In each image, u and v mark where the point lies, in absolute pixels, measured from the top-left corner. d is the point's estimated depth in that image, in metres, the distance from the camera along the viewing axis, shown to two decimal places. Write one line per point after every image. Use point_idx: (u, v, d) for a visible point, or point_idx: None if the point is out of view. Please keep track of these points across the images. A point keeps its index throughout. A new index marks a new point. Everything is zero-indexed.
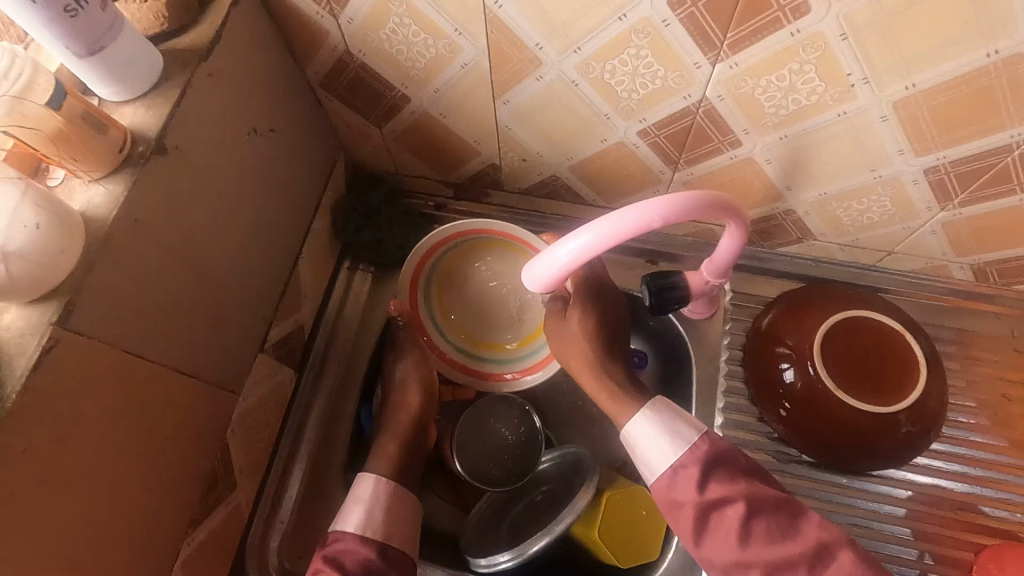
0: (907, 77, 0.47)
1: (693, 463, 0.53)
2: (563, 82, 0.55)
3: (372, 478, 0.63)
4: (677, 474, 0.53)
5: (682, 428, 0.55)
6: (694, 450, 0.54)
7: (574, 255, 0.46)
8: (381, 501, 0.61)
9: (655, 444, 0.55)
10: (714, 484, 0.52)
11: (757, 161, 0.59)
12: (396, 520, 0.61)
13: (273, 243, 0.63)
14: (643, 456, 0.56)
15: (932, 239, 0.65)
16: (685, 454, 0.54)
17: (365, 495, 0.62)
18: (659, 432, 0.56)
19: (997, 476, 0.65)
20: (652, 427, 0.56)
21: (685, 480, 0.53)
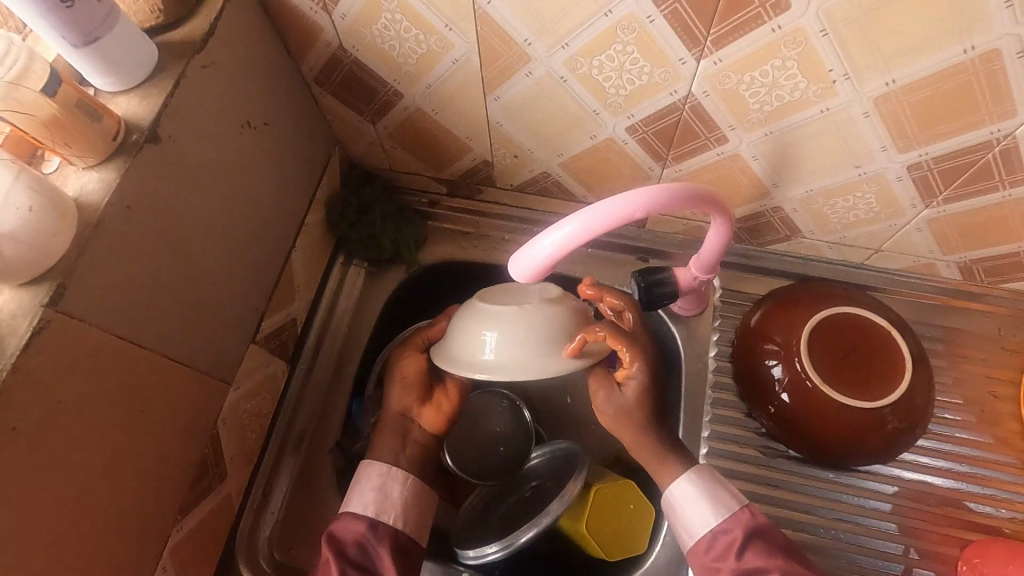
0: (886, 73, 0.47)
1: (734, 528, 0.56)
2: (552, 78, 0.56)
3: (371, 462, 0.62)
4: (716, 537, 0.57)
5: (725, 497, 0.58)
6: (737, 519, 0.57)
7: (558, 246, 0.47)
8: (375, 483, 0.61)
9: (695, 506, 0.58)
10: (753, 555, 0.54)
11: (744, 157, 0.60)
12: (393, 501, 0.61)
13: (266, 235, 0.64)
14: (682, 516, 0.59)
15: (918, 236, 0.65)
16: (727, 521, 0.57)
17: (363, 479, 0.62)
18: (701, 498, 0.58)
19: (984, 472, 0.66)
20: (695, 493, 0.58)
21: (725, 547, 0.56)
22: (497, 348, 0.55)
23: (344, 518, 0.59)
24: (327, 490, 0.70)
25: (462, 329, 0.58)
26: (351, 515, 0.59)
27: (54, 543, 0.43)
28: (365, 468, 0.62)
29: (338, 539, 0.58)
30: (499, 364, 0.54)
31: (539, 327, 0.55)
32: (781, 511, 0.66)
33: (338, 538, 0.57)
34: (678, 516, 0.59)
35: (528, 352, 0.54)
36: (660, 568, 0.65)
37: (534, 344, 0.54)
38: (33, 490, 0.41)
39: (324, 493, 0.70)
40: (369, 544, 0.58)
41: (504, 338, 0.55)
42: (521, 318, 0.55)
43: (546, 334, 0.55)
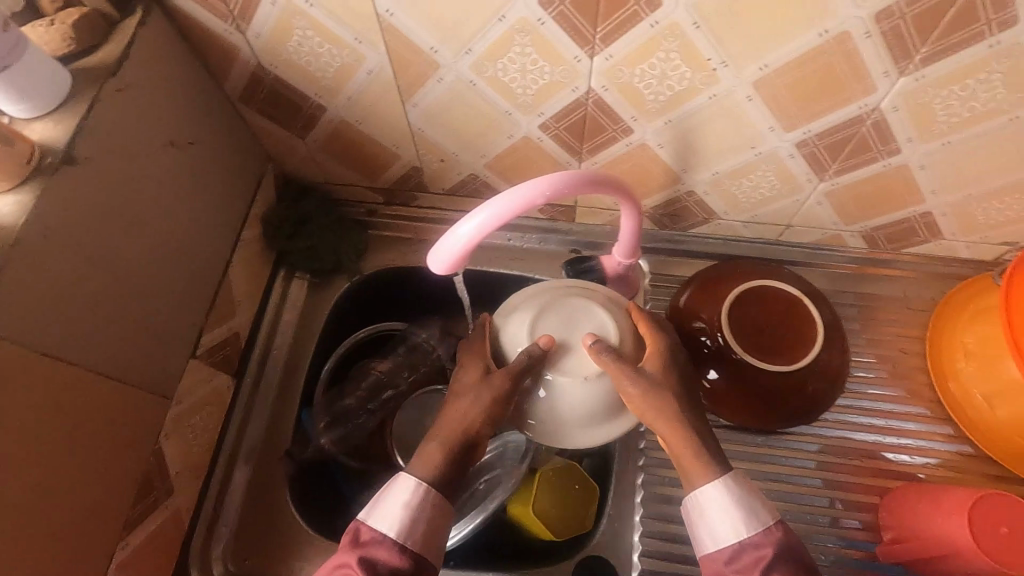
0: (759, 59, 0.52)
1: (765, 543, 0.51)
2: (462, 82, 0.60)
3: (427, 485, 0.52)
4: (743, 549, 0.51)
5: (759, 509, 0.52)
6: (770, 535, 0.51)
7: (475, 231, 0.51)
8: (427, 511, 0.51)
9: (727, 515, 0.52)
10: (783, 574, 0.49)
11: (650, 145, 0.64)
12: (440, 532, 0.52)
13: (199, 252, 0.65)
14: (708, 523, 0.52)
15: (821, 209, 0.70)
16: (759, 535, 0.51)
17: (412, 500, 0.51)
18: (734, 507, 0.52)
19: (899, 423, 0.71)
20: (727, 499, 0.52)
21: (750, 561, 0.50)
22: (549, 417, 0.58)
23: (381, 544, 0.50)
24: (281, 500, 0.71)
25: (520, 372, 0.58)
26: (394, 544, 0.50)
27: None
28: (411, 486, 0.52)
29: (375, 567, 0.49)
30: (549, 427, 0.58)
31: (591, 404, 0.57)
32: None
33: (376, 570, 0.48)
34: (703, 521, 0.52)
35: (578, 425, 0.58)
36: (607, 542, 0.69)
37: (586, 419, 0.58)
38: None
39: (278, 502, 0.71)
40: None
41: (557, 409, 0.57)
42: (574, 393, 0.56)
43: (598, 407, 0.57)
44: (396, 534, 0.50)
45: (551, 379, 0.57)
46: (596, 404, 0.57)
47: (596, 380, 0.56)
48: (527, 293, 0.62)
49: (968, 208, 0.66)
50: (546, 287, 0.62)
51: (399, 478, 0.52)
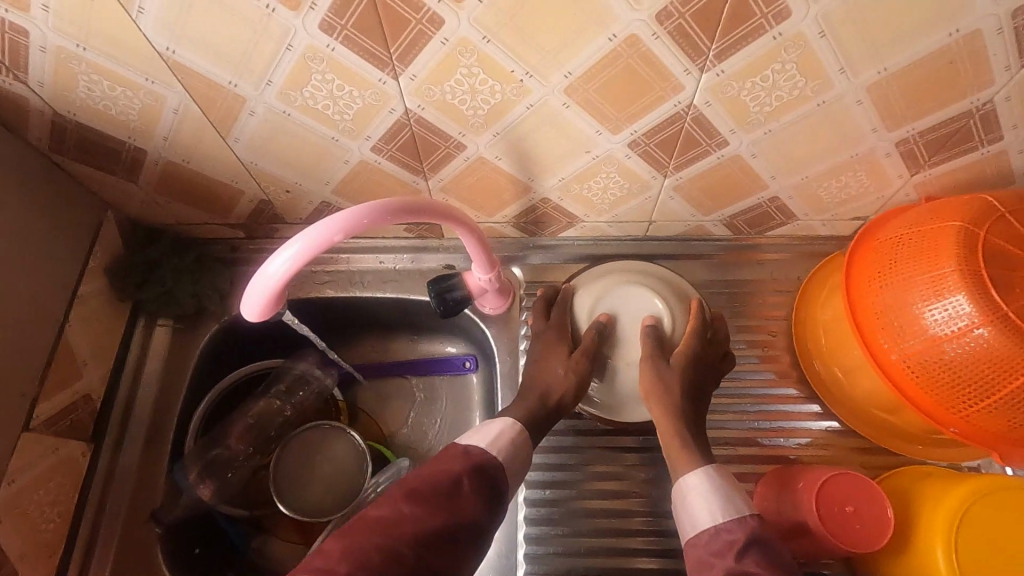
0: (561, 67, 0.51)
1: (737, 528, 0.50)
2: (275, 113, 0.57)
3: (525, 427, 0.60)
4: (717, 534, 0.51)
5: (735, 499, 0.53)
6: (744, 522, 0.50)
7: (283, 269, 0.48)
8: (520, 449, 0.58)
9: (705, 499, 0.53)
10: (753, 558, 0.47)
11: (488, 158, 0.63)
12: (521, 464, 0.58)
13: (22, 316, 0.61)
14: (689, 511, 0.54)
15: (674, 204, 0.70)
16: (733, 521, 0.51)
17: (512, 433, 0.58)
18: (715, 494, 0.53)
19: (771, 407, 0.72)
20: (705, 487, 0.54)
21: (724, 546, 0.49)
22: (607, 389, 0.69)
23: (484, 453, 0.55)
24: (154, 563, 0.68)
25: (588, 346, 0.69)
26: (494, 461, 0.55)
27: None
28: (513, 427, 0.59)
29: (479, 473, 0.53)
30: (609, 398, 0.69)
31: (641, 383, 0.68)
32: (608, 484, 0.71)
33: (481, 479, 0.52)
34: (684, 508, 0.54)
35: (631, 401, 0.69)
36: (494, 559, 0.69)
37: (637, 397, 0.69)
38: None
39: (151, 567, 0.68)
40: (502, 496, 0.53)
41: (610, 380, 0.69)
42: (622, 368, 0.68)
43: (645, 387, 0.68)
44: (499, 455, 0.55)
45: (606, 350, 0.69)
46: None
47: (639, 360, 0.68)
48: (597, 271, 0.73)
49: (810, 190, 0.67)
50: (611, 269, 0.73)
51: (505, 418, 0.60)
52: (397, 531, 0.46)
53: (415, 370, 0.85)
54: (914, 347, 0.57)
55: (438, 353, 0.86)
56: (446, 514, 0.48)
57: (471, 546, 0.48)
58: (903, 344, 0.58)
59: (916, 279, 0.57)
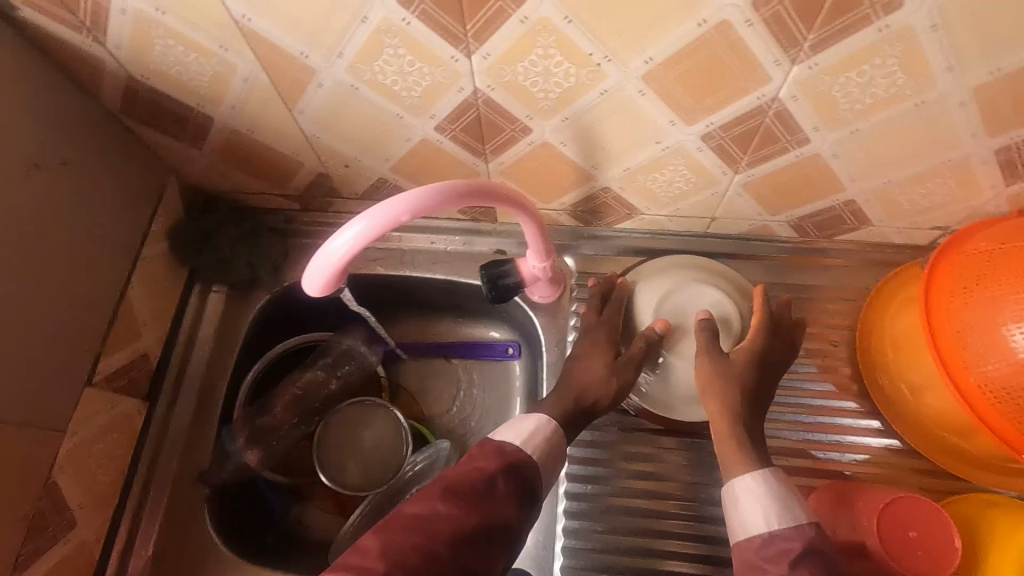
0: (642, 52, 0.49)
1: (794, 538, 0.47)
2: (343, 87, 0.56)
3: (559, 425, 0.58)
4: (769, 540, 0.48)
5: (792, 505, 0.50)
6: (801, 531, 0.48)
7: (347, 247, 0.48)
8: (552, 447, 0.56)
9: (760, 504, 0.50)
10: (808, 568, 0.45)
11: (553, 144, 0.61)
12: (554, 461, 0.56)
13: (90, 275, 0.62)
14: (740, 513, 0.51)
15: (741, 201, 0.67)
16: (789, 529, 0.48)
17: (546, 432, 0.57)
18: (771, 498, 0.50)
19: (827, 419, 0.69)
20: (760, 489, 0.51)
21: (778, 554, 0.47)
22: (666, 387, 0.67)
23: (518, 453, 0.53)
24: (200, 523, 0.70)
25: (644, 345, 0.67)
26: (528, 459, 0.53)
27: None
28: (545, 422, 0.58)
29: (515, 471, 0.52)
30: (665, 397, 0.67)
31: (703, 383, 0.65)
32: (652, 484, 0.69)
33: (516, 477, 0.51)
34: (735, 511, 0.52)
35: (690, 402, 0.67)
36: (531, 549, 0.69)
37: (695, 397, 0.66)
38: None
39: (197, 527, 0.69)
40: (535, 494, 0.52)
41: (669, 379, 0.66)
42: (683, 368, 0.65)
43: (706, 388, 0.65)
44: (532, 454, 0.54)
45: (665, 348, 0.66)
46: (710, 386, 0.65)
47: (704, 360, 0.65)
48: (660, 263, 0.71)
49: (890, 195, 0.63)
50: (671, 263, 0.71)
51: (537, 413, 0.58)
52: (433, 531, 0.46)
53: (457, 353, 0.85)
54: (997, 370, 0.54)
55: (481, 338, 0.86)
56: (481, 513, 0.48)
57: (505, 546, 0.48)
58: (985, 366, 0.54)
59: (1006, 298, 0.53)
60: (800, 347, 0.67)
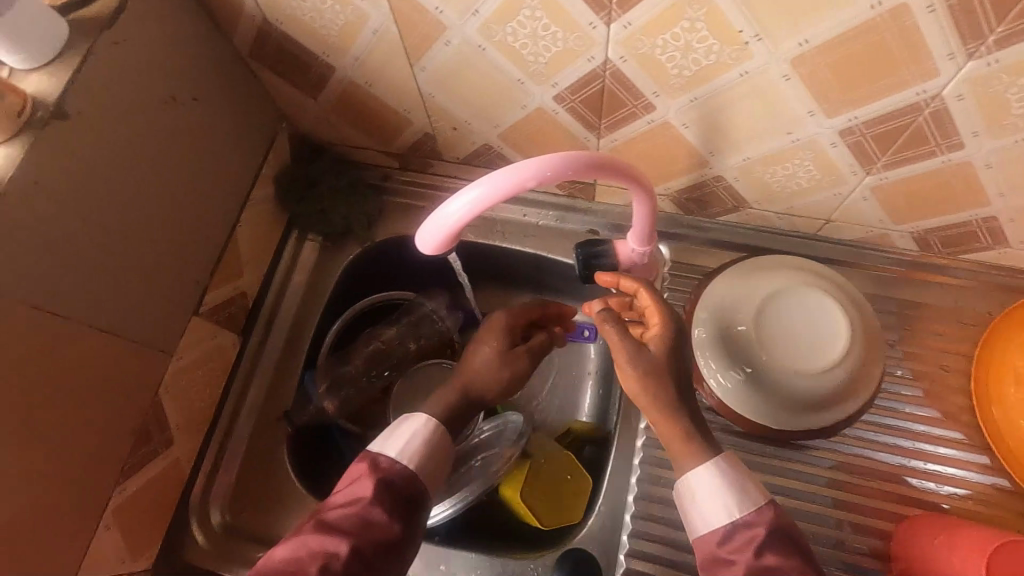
0: (798, 34, 0.46)
1: (758, 523, 0.48)
2: (470, 46, 0.56)
3: (438, 422, 0.55)
4: (735, 530, 0.49)
5: (749, 488, 0.50)
6: (762, 514, 0.49)
7: (464, 210, 0.48)
8: (426, 451, 0.53)
9: (717, 495, 0.50)
10: (773, 554, 0.47)
11: (673, 124, 0.59)
12: (443, 457, 0.54)
13: (205, 210, 0.64)
14: (698, 505, 0.50)
15: (865, 205, 0.63)
16: (751, 514, 0.49)
17: (426, 433, 0.54)
18: (728, 485, 0.50)
19: (927, 448, 0.65)
20: (718, 478, 0.50)
21: (743, 542, 0.48)
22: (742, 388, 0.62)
23: (394, 471, 0.51)
24: (278, 459, 0.72)
25: (724, 342, 0.63)
26: (407, 472, 0.52)
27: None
28: (425, 424, 0.54)
29: (393, 488, 0.51)
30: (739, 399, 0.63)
31: (790, 396, 0.61)
32: None
33: (390, 493, 0.50)
34: (692, 505, 0.50)
35: (773, 411, 0.62)
36: (595, 533, 0.66)
37: (780, 407, 0.61)
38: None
39: (276, 463, 0.72)
40: (421, 503, 0.52)
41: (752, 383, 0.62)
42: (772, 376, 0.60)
43: (793, 399, 0.61)
44: (411, 464, 0.52)
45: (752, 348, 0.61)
46: (797, 398, 0.61)
47: (804, 375, 0.59)
48: (766, 262, 0.66)
49: None
50: (771, 263, 0.66)
51: (409, 414, 0.55)
52: (306, 568, 0.47)
53: None
54: None
55: None
56: (358, 540, 0.48)
57: (388, 565, 0.49)
58: None
59: None
60: (876, 370, 0.62)
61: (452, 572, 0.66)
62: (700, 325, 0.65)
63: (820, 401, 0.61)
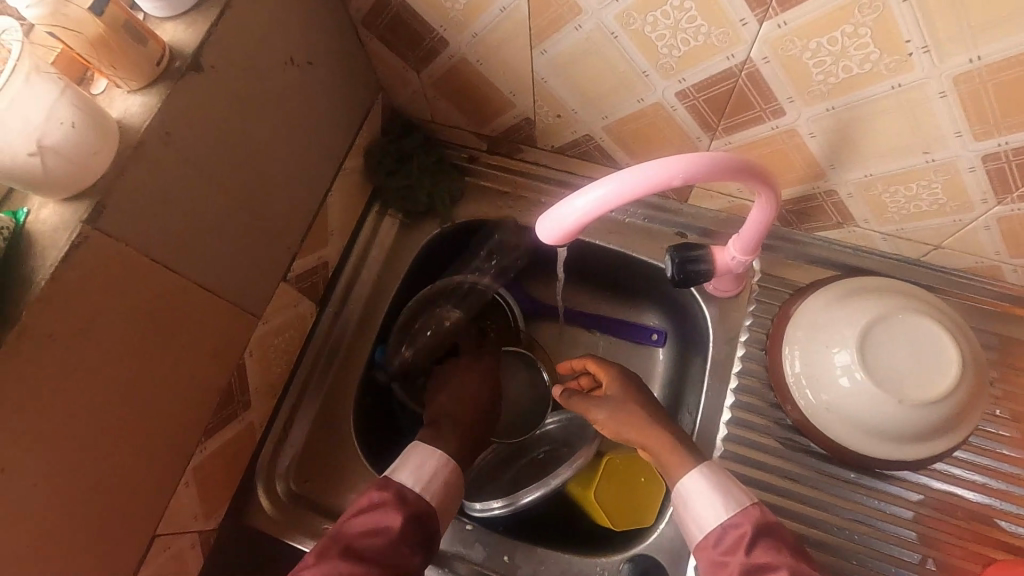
0: (972, 48, 0.43)
1: (744, 523, 0.54)
2: (602, 33, 0.54)
3: (458, 463, 0.62)
4: (725, 531, 0.55)
5: (734, 491, 0.57)
6: (748, 514, 0.55)
7: (593, 205, 0.46)
8: (436, 485, 0.60)
9: (707, 498, 0.57)
10: (763, 551, 0.52)
11: (800, 133, 0.56)
12: (451, 496, 0.61)
13: (303, 176, 0.64)
14: (693, 511, 0.57)
15: (986, 235, 0.60)
16: (737, 515, 0.55)
17: (446, 472, 0.61)
18: (715, 489, 0.57)
19: (1020, 491, 0.62)
20: (707, 484, 0.57)
21: (735, 541, 0.54)
22: (835, 409, 0.61)
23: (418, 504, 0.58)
24: (345, 433, 0.72)
25: (819, 359, 0.62)
26: (427, 506, 0.58)
27: (74, 452, 0.44)
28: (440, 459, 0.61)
29: (416, 522, 0.56)
30: (828, 417, 0.62)
31: (885, 426, 0.59)
32: (800, 507, 0.64)
33: (412, 528, 0.55)
34: (688, 510, 0.57)
35: (865, 436, 0.60)
36: (664, 542, 0.65)
37: (873, 433, 0.60)
38: (59, 395, 0.42)
39: (343, 436, 0.72)
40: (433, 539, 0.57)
41: (846, 405, 0.60)
42: (868, 403, 0.58)
43: (890, 428, 0.59)
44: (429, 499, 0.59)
45: (849, 371, 0.59)
46: (893, 428, 0.59)
47: (907, 406, 0.57)
48: (869, 284, 0.64)
49: None
50: (879, 287, 0.63)
51: (415, 444, 0.62)
52: None
53: (605, 328, 0.83)
54: None
55: (630, 317, 0.83)
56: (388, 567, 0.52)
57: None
58: None
59: None
60: (979, 409, 0.60)
61: (514, 564, 0.66)
62: (792, 342, 0.65)
63: (919, 433, 0.59)
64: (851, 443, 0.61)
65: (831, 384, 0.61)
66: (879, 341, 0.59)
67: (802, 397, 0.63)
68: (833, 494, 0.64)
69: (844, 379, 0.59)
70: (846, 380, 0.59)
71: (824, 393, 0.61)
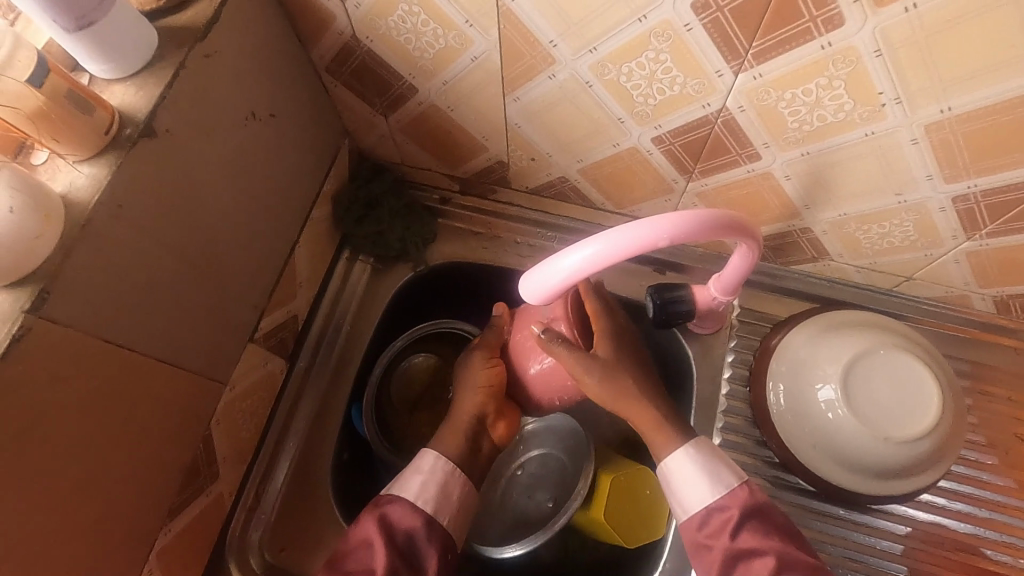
0: (943, 100, 0.44)
1: (730, 506, 0.54)
2: (577, 82, 0.53)
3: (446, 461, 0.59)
4: (710, 514, 0.55)
5: (722, 473, 0.56)
6: (733, 496, 0.55)
7: (582, 264, 0.44)
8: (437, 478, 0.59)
9: (693, 481, 0.56)
10: (749, 534, 0.53)
11: (775, 176, 0.56)
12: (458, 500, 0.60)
13: (267, 231, 0.60)
14: (678, 489, 0.56)
15: (955, 268, 0.61)
16: (725, 498, 0.55)
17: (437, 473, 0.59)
18: (703, 470, 0.56)
19: (1002, 518, 0.63)
20: (690, 466, 0.56)
21: (719, 524, 0.54)
22: (819, 445, 0.61)
23: (396, 506, 0.57)
24: (322, 494, 0.68)
25: (802, 395, 0.62)
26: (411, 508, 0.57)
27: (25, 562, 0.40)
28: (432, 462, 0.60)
29: (393, 534, 0.55)
30: (810, 452, 0.62)
31: (871, 463, 0.59)
32: None
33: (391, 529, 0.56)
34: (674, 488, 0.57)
35: (850, 473, 0.60)
36: None
37: (858, 471, 0.60)
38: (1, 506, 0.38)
39: (319, 498, 0.68)
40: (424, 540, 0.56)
41: (829, 441, 0.60)
42: (852, 439, 0.58)
43: (875, 464, 0.59)
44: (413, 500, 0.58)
45: (832, 408, 0.59)
46: (877, 465, 0.59)
47: (891, 444, 0.57)
48: (849, 318, 0.64)
49: None
50: (858, 322, 0.64)
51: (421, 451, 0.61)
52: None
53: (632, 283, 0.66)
54: None
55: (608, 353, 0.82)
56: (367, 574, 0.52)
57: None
58: None
59: None
60: (959, 438, 0.61)
61: None
62: (777, 376, 0.64)
63: (904, 470, 0.59)
64: (839, 481, 0.61)
65: (815, 420, 0.61)
66: (862, 377, 0.59)
67: (787, 433, 0.63)
68: (826, 532, 0.64)
69: (825, 416, 0.60)
70: (828, 415, 0.59)
71: (807, 427, 0.61)
